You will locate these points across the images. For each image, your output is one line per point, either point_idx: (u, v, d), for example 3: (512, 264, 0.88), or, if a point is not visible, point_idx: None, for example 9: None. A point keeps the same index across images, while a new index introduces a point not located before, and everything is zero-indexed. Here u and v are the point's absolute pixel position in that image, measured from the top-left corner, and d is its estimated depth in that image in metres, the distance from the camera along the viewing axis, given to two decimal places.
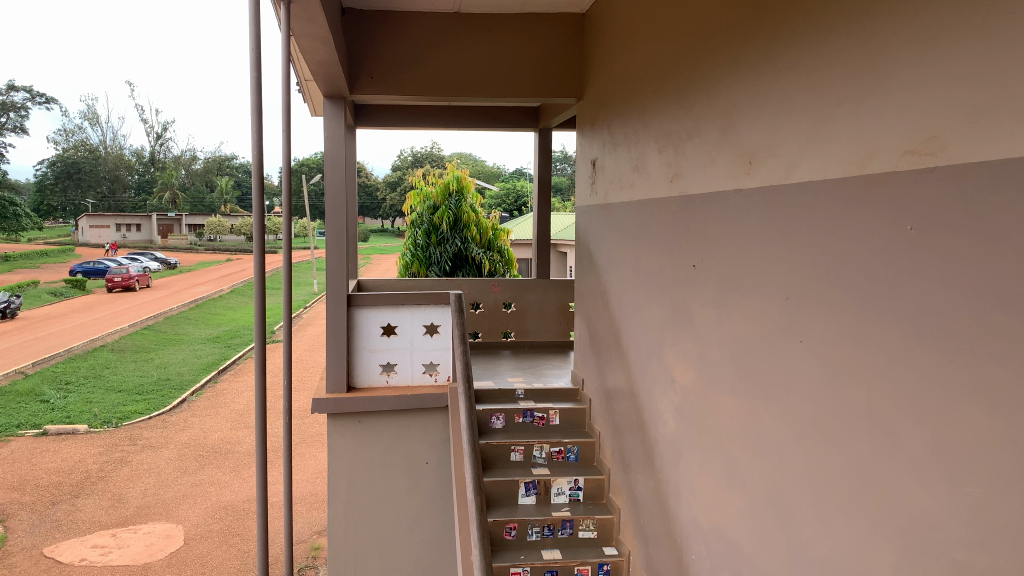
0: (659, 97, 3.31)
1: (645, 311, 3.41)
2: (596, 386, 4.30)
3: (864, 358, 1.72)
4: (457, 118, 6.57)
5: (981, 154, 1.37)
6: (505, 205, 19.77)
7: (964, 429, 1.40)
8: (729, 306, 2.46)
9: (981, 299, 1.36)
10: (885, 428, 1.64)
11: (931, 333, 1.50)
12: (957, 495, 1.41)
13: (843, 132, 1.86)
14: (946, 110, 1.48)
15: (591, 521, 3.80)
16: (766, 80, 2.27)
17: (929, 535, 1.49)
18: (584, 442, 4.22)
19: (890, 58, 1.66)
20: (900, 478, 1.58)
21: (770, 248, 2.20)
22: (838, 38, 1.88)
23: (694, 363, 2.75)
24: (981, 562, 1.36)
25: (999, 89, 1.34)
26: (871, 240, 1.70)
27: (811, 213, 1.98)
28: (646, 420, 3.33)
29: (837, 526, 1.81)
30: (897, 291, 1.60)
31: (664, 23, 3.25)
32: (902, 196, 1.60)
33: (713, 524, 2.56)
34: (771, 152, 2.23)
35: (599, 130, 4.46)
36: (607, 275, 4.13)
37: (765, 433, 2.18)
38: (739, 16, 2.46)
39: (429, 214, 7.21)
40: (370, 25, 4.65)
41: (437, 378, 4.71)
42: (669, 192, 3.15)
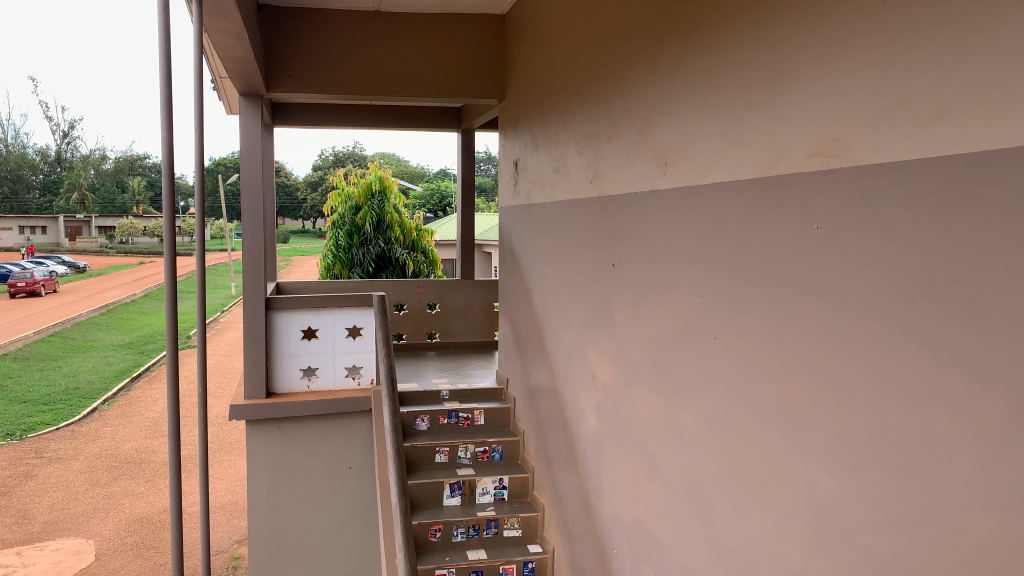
0: (578, 98, 3.35)
1: (567, 309, 3.44)
2: (520, 386, 4.33)
3: (775, 354, 1.78)
4: (379, 118, 6.51)
5: (883, 157, 1.45)
6: (430, 205, 19.71)
7: (869, 420, 1.47)
8: (649, 304, 2.50)
9: (886, 294, 1.42)
10: (797, 419, 1.69)
11: (837, 328, 1.56)
12: (863, 483, 1.48)
13: (754, 134, 1.92)
14: (850, 112, 1.55)
15: (516, 520, 3.82)
16: (682, 84, 2.32)
17: (838, 523, 1.55)
18: (509, 441, 4.24)
19: (798, 63, 1.73)
20: (811, 467, 1.64)
21: (686, 247, 2.25)
22: (748, 43, 1.94)
23: (614, 359, 2.80)
24: (883, 547, 1.42)
25: (899, 94, 1.41)
26: (781, 238, 1.77)
27: (724, 213, 2.04)
28: (569, 418, 3.37)
29: (753, 517, 1.86)
30: (805, 288, 1.67)
31: (583, 27, 3.29)
32: (810, 197, 1.66)
33: (634, 518, 2.61)
34: (687, 154, 2.29)
35: (521, 131, 4.48)
36: (530, 276, 4.16)
37: (683, 427, 2.23)
38: (655, 21, 2.51)
39: (351, 215, 7.12)
40: (287, 22, 4.56)
41: (360, 381, 4.65)
42: (589, 192, 3.19)
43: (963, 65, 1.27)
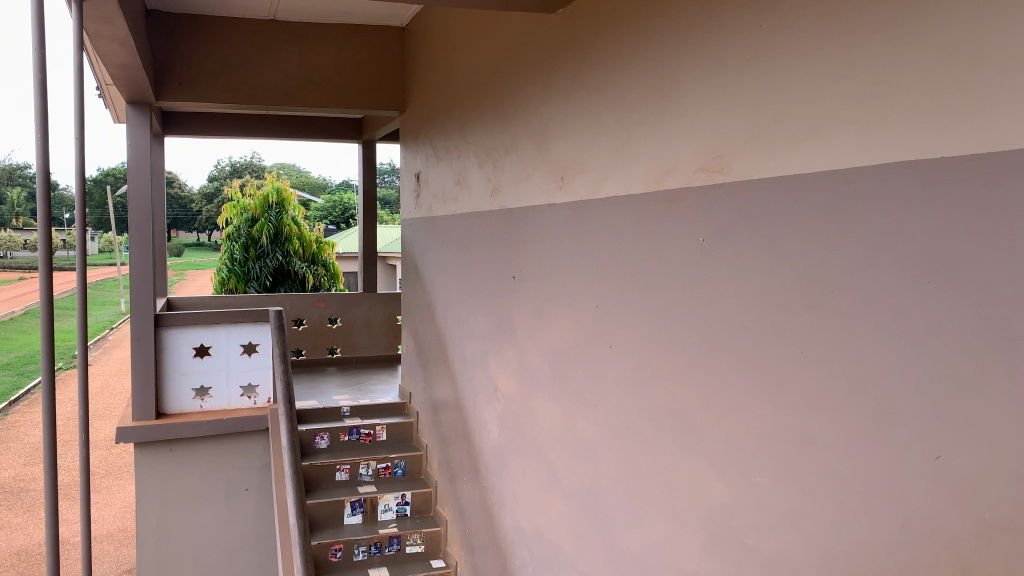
0: (477, 112, 3.38)
1: (469, 321, 3.44)
2: (422, 399, 4.31)
3: (667, 363, 1.83)
4: (276, 129, 6.37)
5: (761, 173, 1.53)
6: (332, 218, 19.42)
7: (754, 423, 1.53)
8: (547, 316, 2.53)
9: (768, 304, 1.49)
10: (687, 426, 1.75)
11: (723, 335, 1.62)
12: (749, 485, 1.53)
13: (644, 150, 1.99)
14: (734, 130, 1.63)
15: (418, 535, 3.80)
16: (577, 100, 2.37)
17: (726, 524, 1.60)
18: (412, 456, 4.21)
19: (684, 84, 1.81)
20: (702, 471, 1.69)
21: (582, 259, 2.29)
22: (637, 61, 2.01)
23: (515, 372, 2.82)
24: (769, 545, 1.48)
25: (776, 113, 1.50)
26: (669, 251, 1.83)
27: (617, 226, 2.09)
28: (471, 430, 3.37)
29: (647, 523, 1.91)
30: (693, 298, 1.73)
31: (480, 41, 3.32)
32: (696, 211, 1.73)
33: (535, 529, 2.63)
34: (582, 169, 2.34)
35: (422, 144, 4.47)
36: (432, 288, 4.14)
37: (582, 436, 2.26)
38: (549, 37, 2.56)
39: (247, 227, 6.92)
40: (179, 29, 4.41)
41: (257, 400, 4.50)
42: (489, 206, 3.21)
43: (833, 87, 1.36)
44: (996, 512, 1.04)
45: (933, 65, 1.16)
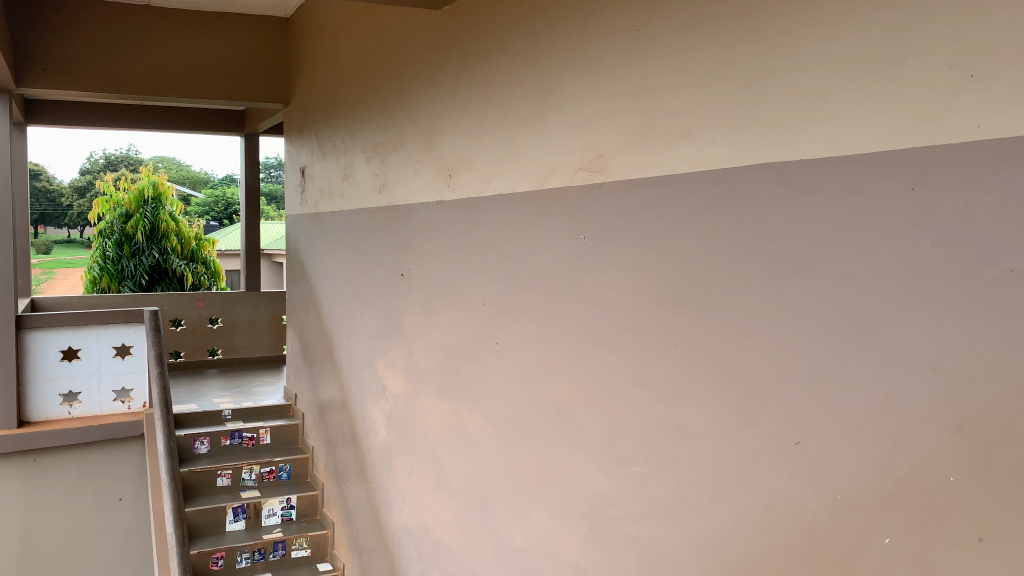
0: (363, 106, 3.34)
1: (356, 319, 3.39)
2: (308, 400, 4.22)
3: (550, 359, 1.86)
4: (151, 120, 6.08)
5: (639, 173, 1.58)
6: (214, 214, 18.70)
7: (632, 414, 1.57)
8: (435, 313, 2.53)
9: (646, 299, 1.54)
10: (569, 418, 1.78)
11: (603, 330, 1.67)
12: (628, 476, 1.58)
13: (528, 148, 2.01)
14: (611, 131, 1.68)
15: (304, 539, 3.74)
16: (462, 98, 2.38)
17: (607, 515, 1.65)
18: (297, 459, 4.12)
19: (566, 84, 1.84)
20: (584, 464, 1.73)
21: (469, 256, 2.30)
22: (520, 60, 2.03)
23: (402, 370, 2.80)
24: (646, 533, 1.53)
25: (652, 114, 1.56)
26: (552, 248, 1.86)
27: (502, 224, 2.11)
28: (358, 430, 3.32)
29: (532, 516, 1.94)
30: (575, 294, 1.77)
31: (366, 35, 3.28)
32: (578, 209, 1.77)
33: (423, 527, 2.62)
34: (468, 167, 2.34)
35: (306, 139, 4.37)
36: (318, 287, 4.06)
37: (468, 432, 2.27)
38: (434, 33, 2.55)
39: (121, 223, 6.56)
40: (41, 11, 4.12)
41: (131, 405, 4.30)
42: (376, 202, 3.17)
43: (704, 91, 1.43)
44: (848, 491, 1.12)
45: (794, 74, 1.24)
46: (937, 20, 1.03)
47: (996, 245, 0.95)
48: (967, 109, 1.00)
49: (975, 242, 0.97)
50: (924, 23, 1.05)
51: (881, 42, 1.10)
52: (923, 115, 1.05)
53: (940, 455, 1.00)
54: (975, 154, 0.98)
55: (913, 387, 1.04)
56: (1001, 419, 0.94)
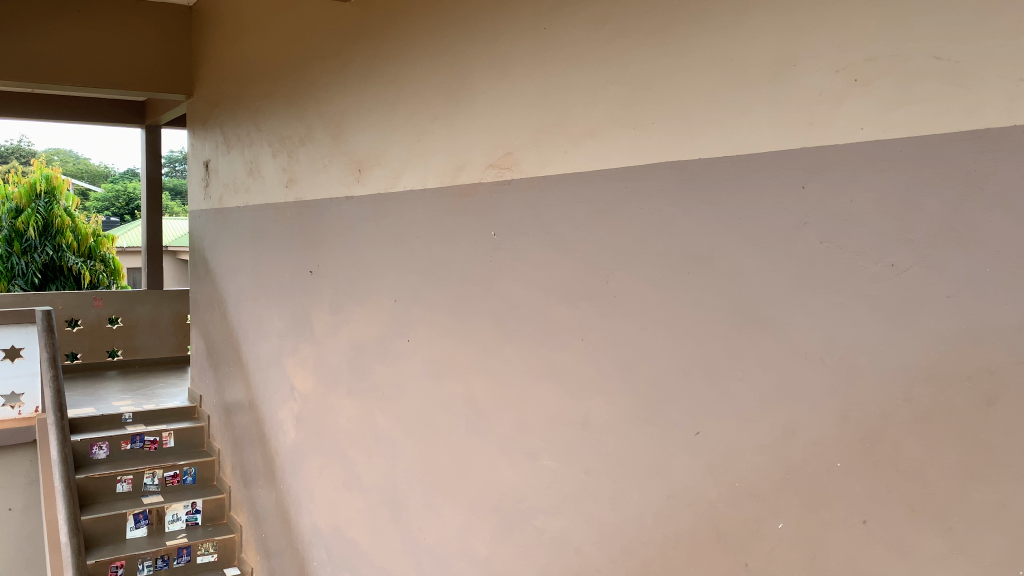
0: (270, 99, 3.25)
1: (263, 317, 3.31)
2: (214, 402, 4.09)
3: (461, 356, 1.87)
4: (43, 110, 5.76)
5: (547, 170, 1.60)
6: (113, 209, 17.89)
7: (541, 409, 1.59)
8: (344, 311, 2.49)
9: (554, 295, 1.56)
10: (479, 414, 1.79)
11: (512, 327, 1.68)
12: (537, 469, 1.60)
13: (438, 144, 2.01)
14: (521, 128, 1.69)
15: (210, 544, 3.64)
16: (371, 92, 2.35)
17: (516, 509, 1.66)
18: (203, 462, 4.00)
19: (475, 81, 1.85)
20: (494, 459, 1.74)
21: (378, 253, 2.28)
22: (430, 56, 2.02)
23: (312, 369, 2.75)
24: (554, 526, 1.55)
25: (560, 113, 1.58)
26: (462, 244, 1.86)
27: (412, 220, 2.10)
28: (266, 432, 3.25)
29: (443, 513, 1.94)
30: (485, 290, 1.77)
31: (273, 25, 3.20)
32: (487, 206, 1.78)
33: (333, 528, 2.59)
34: (378, 162, 2.32)
35: (211, 132, 4.23)
36: (224, 284, 3.94)
37: (379, 430, 2.25)
38: (343, 26, 2.51)
39: (11, 219, 6.21)
40: None
41: (21, 412, 3.71)
42: (284, 197, 3.10)
43: (609, 92, 1.46)
44: (744, 478, 1.17)
45: (694, 76, 1.28)
46: (825, 26, 1.08)
47: (879, 242, 1.00)
48: (852, 112, 1.05)
49: (860, 239, 1.02)
50: (813, 29, 1.10)
51: (775, 46, 1.15)
52: (812, 117, 1.10)
53: (828, 441, 1.05)
54: (859, 155, 1.04)
55: (803, 377, 1.09)
56: (883, 405, 0.99)
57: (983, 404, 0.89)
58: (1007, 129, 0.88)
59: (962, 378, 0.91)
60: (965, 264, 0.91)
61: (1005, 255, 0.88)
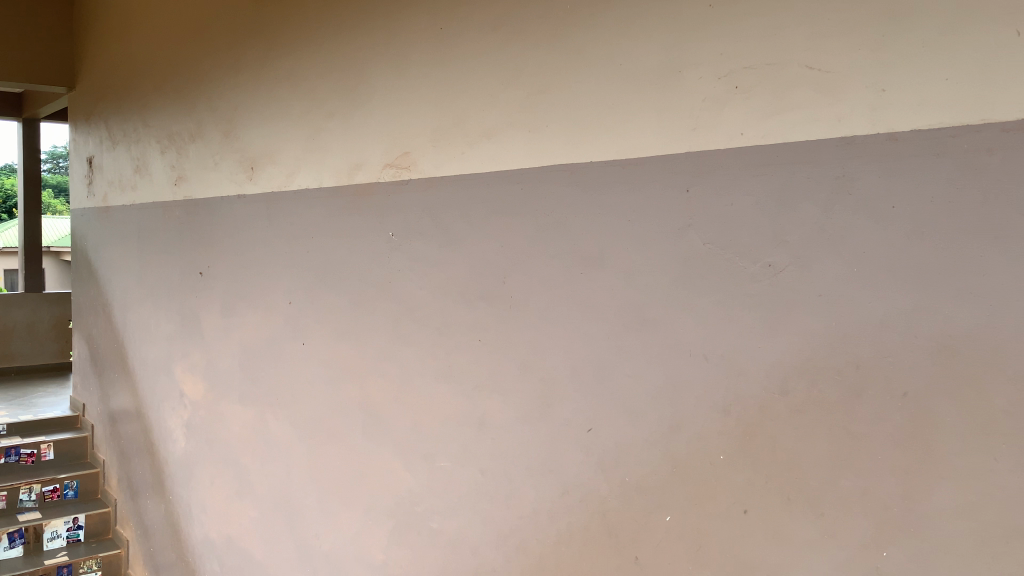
0: (157, 94, 3.12)
1: (151, 321, 3.17)
2: (98, 411, 3.89)
3: (357, 358, 1.84)
4: None
5: (443, 171, 1.60)
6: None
7: (437, 410, 1.58)
8: (237, 314, 2.41)
9: (450, 296, 1.55)
10: (376, 417, 1.76)
11: (409, 328, 1.67)
12: (433, 471, 1.59)
13: (334, 143, 1.97)
14: (418, 128, 1.68)
15: (94, 561, 3.50)
16: (265, 88, 2.28)
17: (412, 512, 1.65)
18: (85, 475, 3.81)
19: (371, 79, 1.82)
20: (390, 462, 1.72)
21: (272, 254, 2.22)
22: (326, 53, 1.98)
23: (202, 374, 2.65)
24: (450, 527, 1.55)
25: (456, 113, 1.58)
26: (358, 245, 1.83)
27: (307, 220, 2.05)
28: (154, 441, 3.11)
29: (338, 518, 1.90)
30: (382, 291, 1.75)
31: (161, 17, 3.07)
32: (384, 205, 1.75)
33: (226, 538, 2.50)
34: (271, 160, 2.26)
35: (95, 126, 4.02)
36: (108, 287, 3.75)
37: (272, 437, 2.19)
38: (235, 19, 2.43)
39: None
40: None
41: None
42: (172, 196, 2.98)
43: (505, 93, 1.46)
44: (633, 474, 1.19)
45: (586, 79, 1.30)
46: (708, 33, 1.12)
47: (756, 242, 1.04)
48: (733, 118, 1.09)
49: (740, 240, 1.06)
50: (697, 37, 1.13)
51: (663, 52, 1.18)
52: (697, 121, 1.13)
53: (711, 435, 1.09)
54: (739, 159, 1.08)
55: (688, 374, 1.12)
56: (761, 400, 1.04)
57: (851, 396, 0.95)
58: (871, 136, 0.94)
59: (832, 372, 0.97)
60: (836, 264, 0.97)
61: (870, 256, 0.94)
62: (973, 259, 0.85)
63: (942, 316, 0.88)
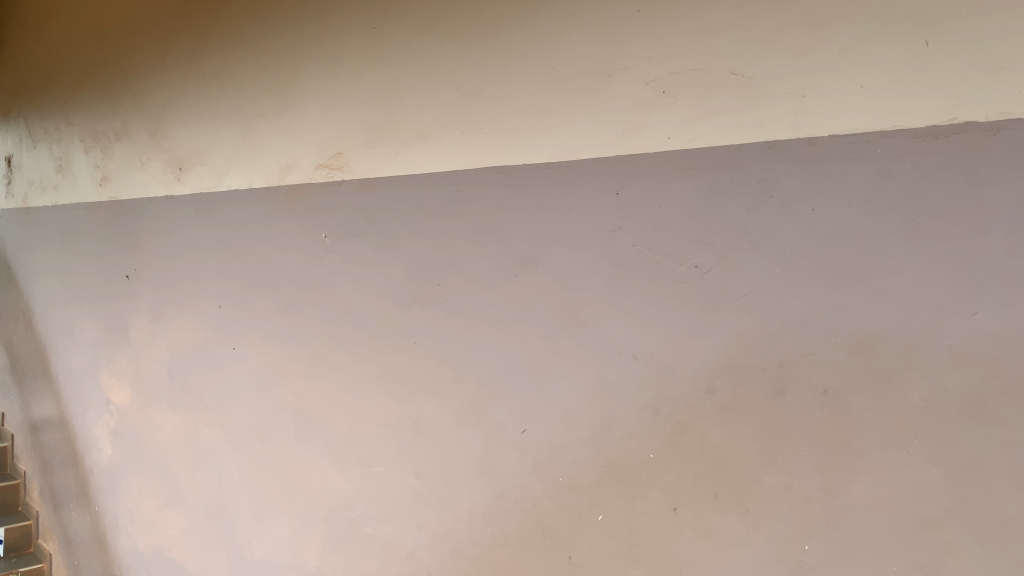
0: (80, 90, 3.01)
1: (74, 326, 3.06)
2: (18, 419, 3.74)
3: (290, 362, 1.80)
4: None
5: (378, 172, 1.58)
6: None
7: (372, 414, 1.57)
8: (165, 318, 2.35)
9: (385, 298, 1.54)
10: (310, 422, 1.74)
11: (343, 332, 1.64)
12: (368, 476, 1.57)
13: (265, 142, 1.93)
14: (351, 128, 1.66)
15: None
16: (194, 86, 2.22)
17: (346, 517, 1.63)
18: (4, 487, 3.65)
19: (303, 77, 1.79)
20: (324, 467, 1.69)
21: (201, 256, 2.16)
22: (256, 50, 1.94)
23: (129, 380, 2.58)
24: (386, 532, 1.53)
25: (390, 114, 1.56)
26: (291, 247, 1.80)
27: (237, 221, 2.01)
28: (78, 450, 3.01)
29: (272, 526, 1.87)
30: (316, 294, 1.72)
31: (83, 10, 2.96)
32: (317, 207, 1.73)
33: (154, 549, 2.43)
34: (201, 160, 2.20)
35: (13, 123, 3.86)
36: (29, 290, 3.61)
37: (202, 444, 2.14)
38: (162, 14, 2.37)
39: None
40: None
41: None
42: (97, 197, 2.89)
43: (438, 94, 1.46)
44: (566, 474, 1.20)
45: (519, 81, 1.31)
46: (637, 38, 1.13)
47: (685, 244, 1.07)
48: (661, 122, 1.11)
49: (669, 242, 1.08)
50: (626, 40, 1.15)
51: (593, 55, 1.19)
52: (626, 125, 1.15)
53: (642, 434, 1.11)
54: (667, 162, 1.09)
55: (620, 373, 1.14)
56: (690, 399, 1.06)
57: (775, 394, 0.98)
58: (792, 141, 0.98)
59: (757, 370, 1.00)
60: (760, 266, 1.00)
61: (794, 257, 0.97)
62: (889, 260, 0.90)
63: (861, 315, 0.92)
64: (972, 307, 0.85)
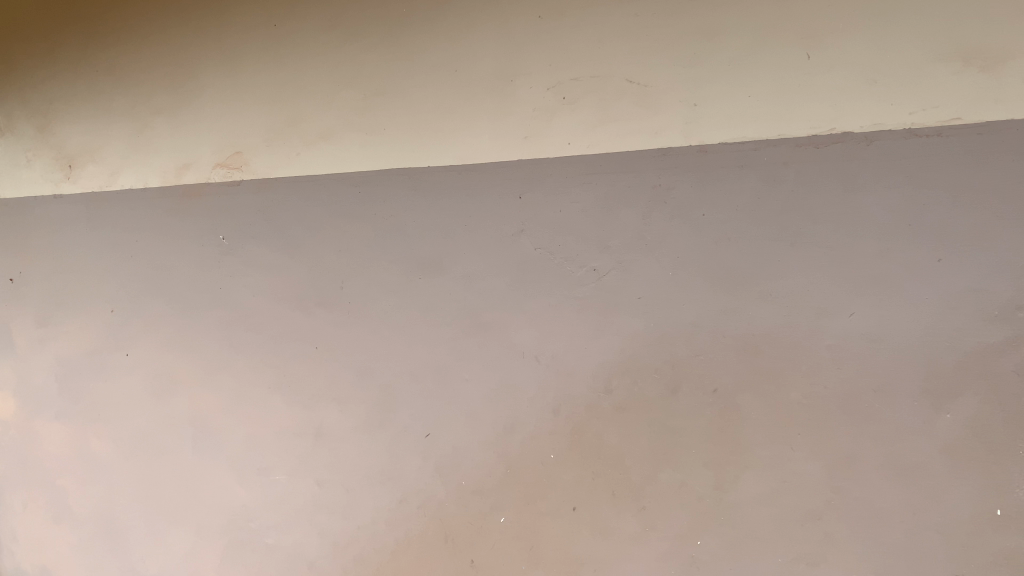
0: None
1: None
2: None
3: (159, 367, 1.63)
4: None
5: (281, 171, 1.55)
6: None
7: (261, 421, 1.46)
8: None
9: (280, 299, 1.47)
10: (182, 431, 1.57)
11: (231, 333, 1.54)
12: (251, 487, 1.46)
13: (156, 141, 1.83)
14: (250, 128, 1.62)
15: None
16: (66, 75, 2.06)
17: (224, 535, 1.48)
18: None
19: (200, 71, 1.74)
20: (198, 483, 1.54)
21: (44, 249, 1.91)
22: (148, 43, 1.85)
23: None
24: (270, 548, 1.42)
25: (289, 112, 1.54)
26: (171, 243, 1.67)
27: (108, 219, 1.81)
28: None
29: (122, 555, 1.65)
30: (198, 293, 1.60)
31: None
32: (209, 203, 1.63)
33: None
34: (76, 157, 2.04)
35: None
36: None
37: (28, 468, 1.85)
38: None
39: None
40: None
41: None
42: None
43: (338, 92, 1.45)
44: (468, 477, 1.18)
45: (421, 83, 1.33)
46: (540, 45, 1.20)
47: (584, 247, 1.10)
48: (562, 128, 1.18)
49: (569, 245, 1.12)
50: (528, 46, 1.22)
51: (495, 59, 1.25)
52: (528, 129, 1.21)
53: (543, 435, 1.12)
54: (567, 167, 1.14)
55: (522, 375, 1.14)
56: (589, 398, 1.08)
57: (669, 393, 1.03)
58: (684, 148, 1.07)
59: (651, 370, 1.04)
60: (654, 269, 1.05)
61: (686, 259, 1.04)
62: (772, 263, 0.99)
63: (747, 317, 0.99)
64: (849, 308, 0.94)
